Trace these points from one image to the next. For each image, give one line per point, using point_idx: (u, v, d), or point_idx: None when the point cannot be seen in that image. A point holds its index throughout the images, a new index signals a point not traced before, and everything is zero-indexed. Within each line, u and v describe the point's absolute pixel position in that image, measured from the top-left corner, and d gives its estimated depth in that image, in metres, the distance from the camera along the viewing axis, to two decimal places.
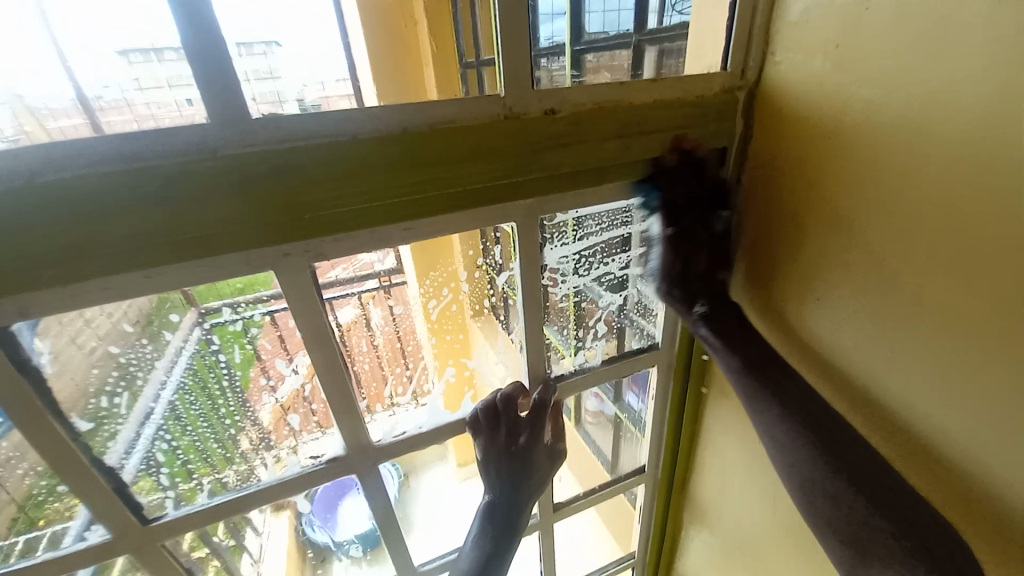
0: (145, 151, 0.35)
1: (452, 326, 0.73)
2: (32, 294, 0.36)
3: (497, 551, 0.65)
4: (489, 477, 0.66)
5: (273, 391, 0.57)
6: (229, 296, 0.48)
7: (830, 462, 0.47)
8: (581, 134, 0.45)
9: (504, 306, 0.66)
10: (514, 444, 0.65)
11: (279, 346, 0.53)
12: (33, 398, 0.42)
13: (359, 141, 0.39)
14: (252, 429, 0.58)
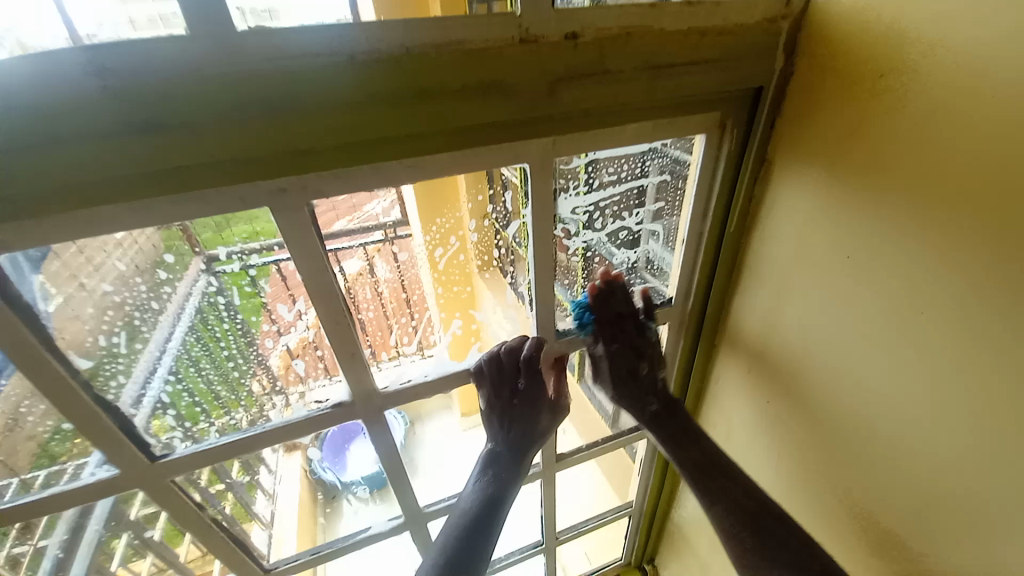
0: (114, 68, 0.31)
1: (459, 278, 0.66)
2: (12, 228, 0.34)
3: (501, 492, 0.64)
4: (490, 426, 0.67)
5: (278, 338, 0.55)
6: (233, 245, 0.46)
7: (753, 530, 0.58)
8: (605, 65, 0.41)
9: (512, 259, 0.65)
10: (516, 393, 0.65)
11: (282, 291, 0.51)
12: (23, 331, 0.40)
13: (357, 63, 0.35)
14: (264, 377, 0.57)
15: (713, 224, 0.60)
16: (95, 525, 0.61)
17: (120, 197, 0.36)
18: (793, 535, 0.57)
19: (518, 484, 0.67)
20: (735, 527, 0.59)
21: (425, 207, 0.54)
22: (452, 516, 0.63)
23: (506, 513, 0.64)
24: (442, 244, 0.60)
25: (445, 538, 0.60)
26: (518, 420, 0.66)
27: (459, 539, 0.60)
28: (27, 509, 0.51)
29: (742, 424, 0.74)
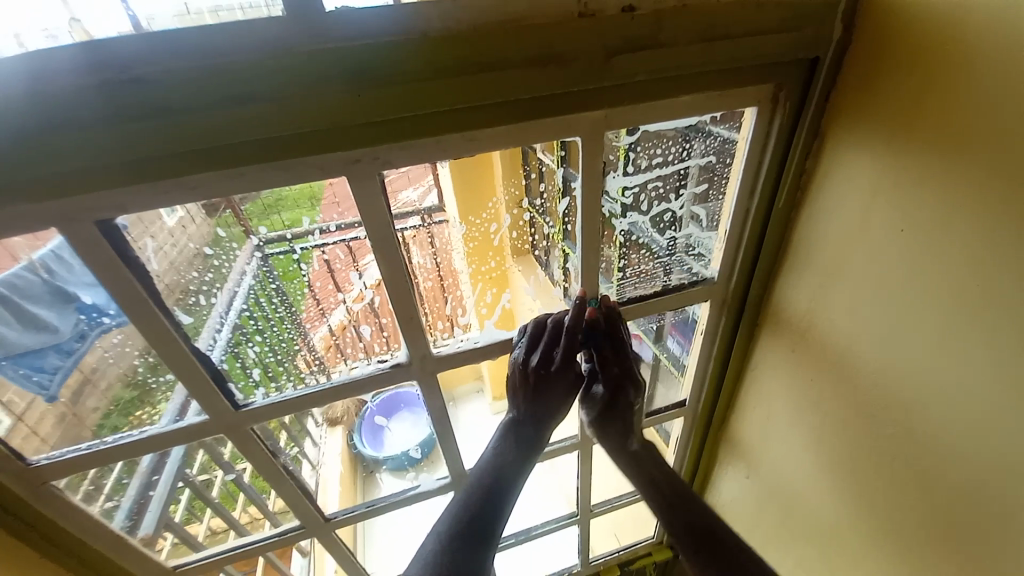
0: (220, 46, 0.35)
1: (494, 262, 0.70)
2: (137, 188, 0.40)
3: (515, 468, 0.63)
4: (516, 393, 0.66)
5: (323, 314, 0.61)
6: (282, 230, 0.52)
7: (693, 538, 0.58)
8: (659, 38, 0.42)
9: (541, 245, 0.72)
10: (548, 365, 0.63)
11: (346, 260, 0.56)
12: (135, 284, 0.46)
13: (429, 39, 0.37)
14: (308, 358, 0.62)
15: (761, 202, 0.60)
16: (164, 489, 0.69)
17: (220, 163, 0.40)
18: (741, 549, 0.56)
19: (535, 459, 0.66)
20: (692, 542, 0.58)
21: (464, 191, 0.60)
22: (470, 483, 0.62)
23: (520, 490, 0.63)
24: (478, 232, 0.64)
25: (446, 513, 0.59)
26: (552, 393, 0.63)
27: (474, 506, 0.58)
28: (123, 448, 0.57)
29: (781, 405, 0.74)
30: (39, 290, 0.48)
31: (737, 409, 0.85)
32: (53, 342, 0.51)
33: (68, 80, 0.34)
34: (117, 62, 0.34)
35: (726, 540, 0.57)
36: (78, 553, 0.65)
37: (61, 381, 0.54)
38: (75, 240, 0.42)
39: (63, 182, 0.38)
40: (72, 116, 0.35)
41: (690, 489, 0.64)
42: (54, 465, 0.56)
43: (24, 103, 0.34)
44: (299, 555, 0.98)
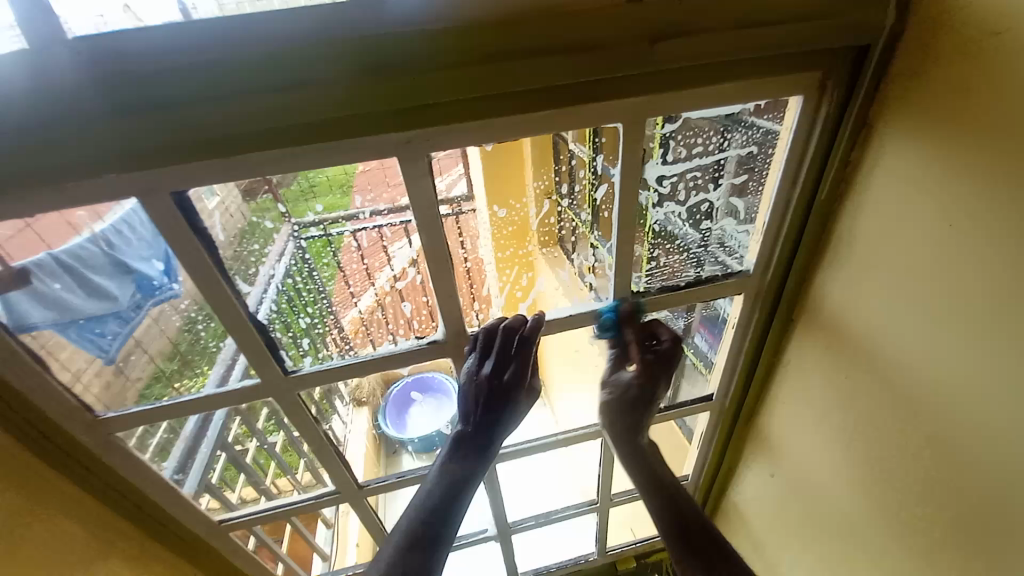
0: (285, 29, 0.37)
1: (516, 254, 0.75)
2: (208, 162, 0.43)
3: (467, 479, 0.63)
4: (466, 405, 0.65)
5: (353, 296, 0.67)
6: (316, 215, 0.57)
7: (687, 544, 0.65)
8: (704, 23, 0.43)
9: (570, 233, 0.76)
10: (500, 375, 0.64)
11: (376, 246, 0.65)
12: (202, 251, 0.49)
13: (480, 25, 0.39)
14: (336, 338, 0.66)
15: (802, 193, 0.59)
16: (207, 453, 0.73)
17: (281, 142, 0.42)
18: (738, 559, 0.63)
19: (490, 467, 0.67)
20: (677, 533, 0.66)
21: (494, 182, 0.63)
22: (416, 496, 0.63)
23: (473, 497, 0.64)
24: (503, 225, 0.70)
25: (406, 522, 0.61)
26: (494, 407, 0.65)
27: (424, 519, 0.60)
28: (173, 408, 0.61)
29: (810, 400, 0.74)
30: (102, 262, 0.52)
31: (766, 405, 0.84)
32: (112, 309, 0.56)
33: (154, 61, 0.36)
34: (196, 45, 0.36)
35: (709, 533, 0.66)
36: (135, 501, 0.70)
37: (120, 345, 0.59)
38: (152, 209, 0.45)
39: (142, 155, 0.41)
40: (155, 94, 0.38)
41: (681, 489, 0.71)
42: (122, 417, 0.60)
43: (119, 82, 0.37)
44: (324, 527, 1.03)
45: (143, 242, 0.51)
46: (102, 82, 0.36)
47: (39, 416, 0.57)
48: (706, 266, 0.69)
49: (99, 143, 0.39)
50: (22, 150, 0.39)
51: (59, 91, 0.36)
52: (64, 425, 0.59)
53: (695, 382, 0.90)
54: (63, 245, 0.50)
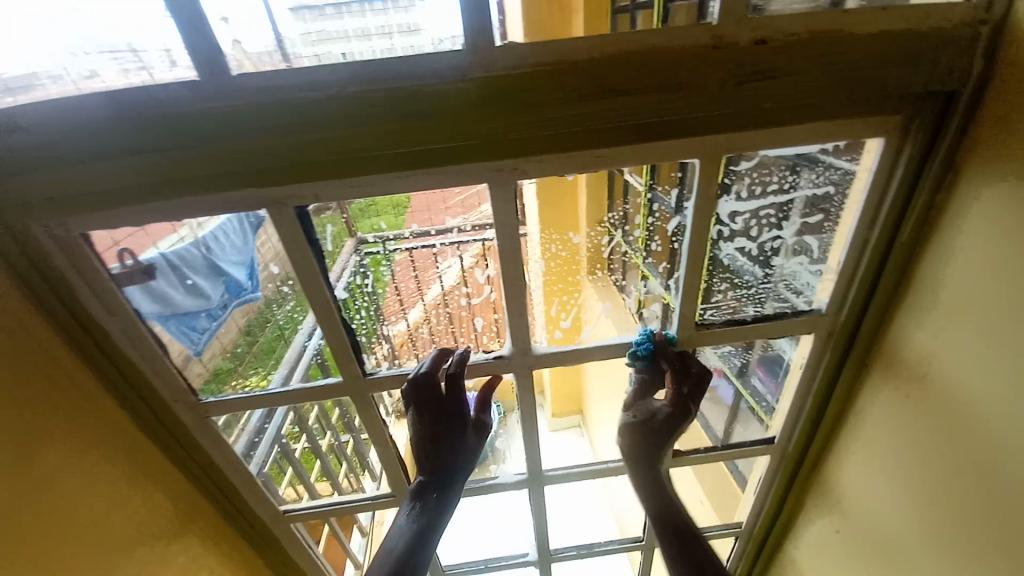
0: (409, 69, 0.43)
1: (567, 282, 0.76)
2: (328, 180, 0.47)
3: (428, 531, 0.60)
4: (416, 455, 0.64)
5: (401, 310, 0.77)
6: (381, 232, 0.65)
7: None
8: (788, 68, 0.45)
9: (620, 265, 0.83)
10: (440, 420, 0.62)
11: (424, 263, 0.77)
12: (312, 259, 0.54)
13: (577, 69, 0.43)
14: (387, 347, 0.73)
15: (881, 234, 0.58)
16: (265, 446, 0.79)
17: (390, 165, 0.47)
18: None
19: (451, 515, 0.63)
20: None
21: (554, 211, 0.65)
22: (382, 554, 0.59)
23: (437, 547, 0.60)
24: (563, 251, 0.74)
25: None
26: (447, 458, 0.63)
27: (396, 573, 0.56)
28: (261, 397, 0.65)
29: (884, 453, 0.69)
30: (200, 263, 0.59)
31: (832, 453, 0.80)
32: (205, 306, 0.63)
33: (300, 92, 0.42)
34: (337, 82, 0.42)
35: None
36: (214, 483, 0.74)
37: (207, 340, 0.65)
38: (276, 219, 0.50)
39: (275, 171, 0.46)
40: (295, 122, 0.43)
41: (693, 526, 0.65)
42: (220, 403, 0.65)
43: (271, 110, 0.43)
44: (358, 534, 1.06)
45: (234, 248, 0.58)
46: (254, 110, 0.42)
47: (151, 392, 0.62)
48: (770, 303, 0.69)
49: (240, 160, 0.45)
50: (183, 164, 0.45)
51: (225, 116, 0.42)
52: (170, 402, 0.64)
53: (749, 425, 0.90)
54: (162, 244, 0.55)
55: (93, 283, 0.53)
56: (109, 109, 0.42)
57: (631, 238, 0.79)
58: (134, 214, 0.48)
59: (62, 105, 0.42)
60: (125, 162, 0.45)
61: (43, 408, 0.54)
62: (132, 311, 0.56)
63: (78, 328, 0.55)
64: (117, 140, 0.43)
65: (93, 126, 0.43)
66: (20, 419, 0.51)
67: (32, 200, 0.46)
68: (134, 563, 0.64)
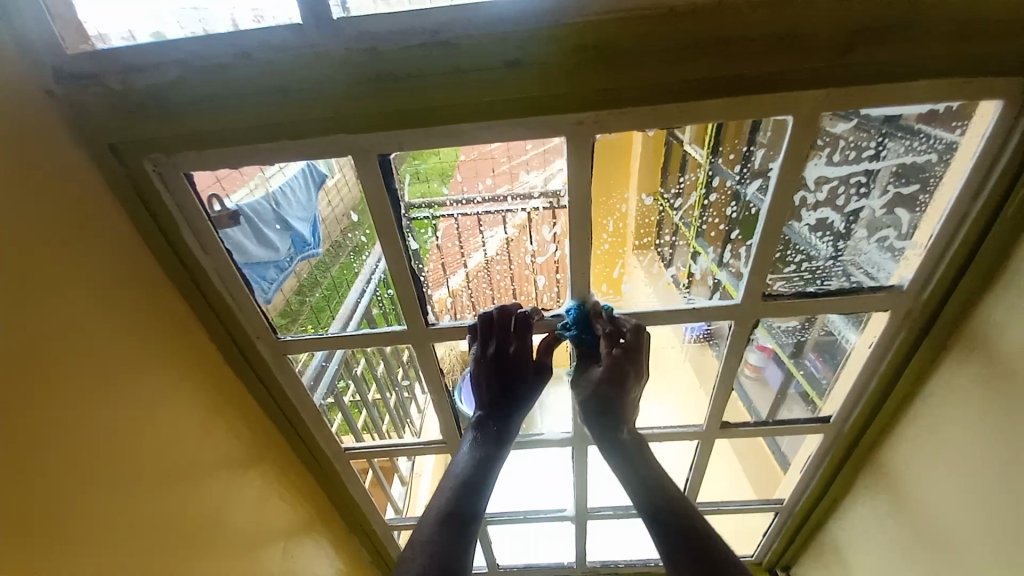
0: (503, 15, 0.42)
1: (616, 250, 0.69)
2: (412, 130, 0.49)
3: (489, 460, 0.65)
4: (478, 390, 0.68)
5: (447, 275, 0.73)
6: (429, 194, 0.63)
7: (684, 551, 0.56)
8: (911, 15, 0.42)
9: (668, 236, 0.74)
10: (505, 354, 0.67)
11: (472, 228, 0.76)
12: (390, 209, 0.56)
13: (675, 16, 0.42)
14: (434, 303, 0.70)
15: (984, 207, 0.54)
16: (323, 388, 0.82)
17: (474, 116, 0.47)
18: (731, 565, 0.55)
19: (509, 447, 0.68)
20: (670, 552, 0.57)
21: (613, 174, 0.61)
22: (449, 481, 0.64)
23: (496, 475, 0.65)
24: (616, 216, 0.66)
25: (438, 502, 0.61)
26: (508, 394, 0.68)
27: (455, 501, 0.60)
28: (331, 340, 0.69)
29: (951, 439, 0.67)
30: (268, 215, 0.61)
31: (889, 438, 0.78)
32: (274, 258, 0.64)
33: (399, 38, 0.44)
34: (432, 28, 0.43)
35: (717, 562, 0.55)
36: (286, 415, 0.80)
37: (276, 290, 0.67)
38: (361, 168, 0.52)
39: (365, 118, 0.48)
40: (390, 68, 0.45)
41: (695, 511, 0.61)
42: (297, 341, 0.70)
43: (371, 55, 0.44)
44: (398, 481, 1.13)
45: (299, 203, 0.61)
46: (354, 56, 0.44)
47: (236, 328, 0.68)
48: (839, 280, 0.65)
49: (335, 105, 0.47)
50: (284, 108, 0.48)
51: (330, 60, 0.45)
52: (249, 338, 0.69)
53: (791, 408, 0.86)
54: (235, 196, 0.59)
55: (194, 222, 0.58)
56: (224, 54, 0.45)
57: (686, 210, 0.70)
58: (235, 156, 0.52)
59: (184, 46, 0.45)
60: (233, 104, 0.48)
61: (155, 331, 0.59)
62: (227, 252, 0.61)
63: (176, 262, 0.60)
64: (226, 83, 0.46)
65: (210, 69, 0.46)
66: (139, 339, 0.57)
67: (152, 139, 0.50)
68: (223, 482, 0.70)
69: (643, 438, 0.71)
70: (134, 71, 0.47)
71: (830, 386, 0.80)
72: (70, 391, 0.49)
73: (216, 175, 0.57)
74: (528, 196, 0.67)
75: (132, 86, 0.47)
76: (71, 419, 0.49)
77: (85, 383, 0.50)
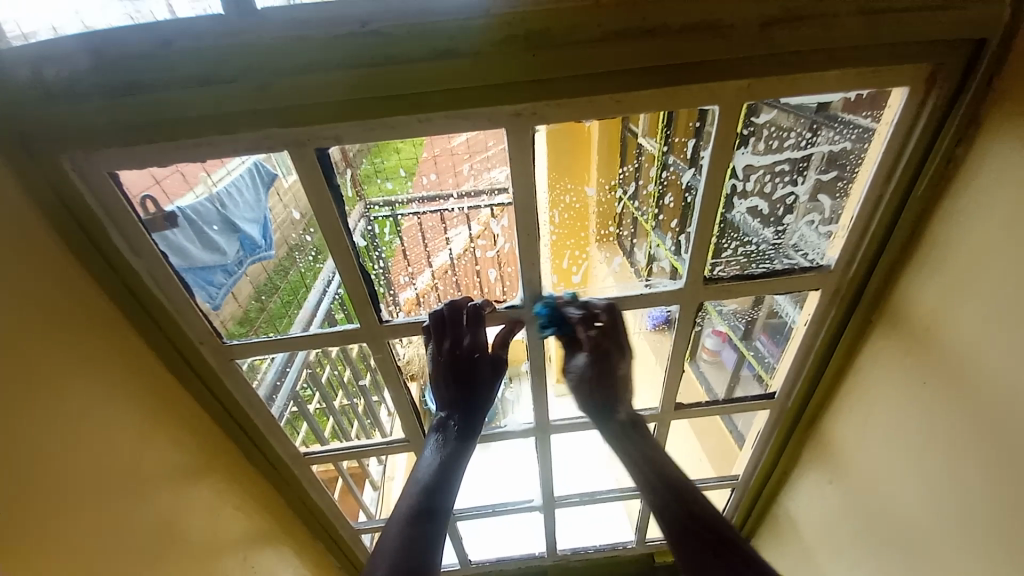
0: (435, 6, 0.42)
1: (575, 244, 0.70)
2: (351, 123, 0.48)
3: (454, 459, 0.65)
4: (438, 388, 0.68)
5: (410, 276, 0.74)
6: (383, 194, 0.64)
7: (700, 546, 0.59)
8: (820, 8, 0.45)
9: (627, 223, 0.74)
10: (460, 350, 0.66)
11: (438, 228, 0.76)
12: (334, 205, 0.55)
13: (601, 8, 0.43)
14: (391, 302, 0.70)
15: (897, 189, 0.58)
16: (281, 399, 0.81)
17: (415, 109, 0.48)
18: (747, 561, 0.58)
19: (474, 444, 0.68)
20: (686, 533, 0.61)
21: (567, 167, 0.62)
22: (413, 482, 0.63)
23: (462, 474, 0.64)
24: (574, 207, 0.67)
25: (402, 505, 0.61)
26: (467, 390, 0.68)
27: (419, 501, 0.60)
28: (282, 342, 0.67)
29: (880, 405, 0.72)
30: (214, 218, 0.59)
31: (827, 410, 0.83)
32: (222, 262, 0.62)
33: (329, 30, 0.43)
34: (362, 19, 0.43)
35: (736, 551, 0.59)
36: (241, 421, 0.78)
37: (225, 294, 0.65)
38: (299, 164, 0.51)
39: (300, 112, 0.47)
40: (322, 60, 0.44)
41: (705, 502, 0.64)
42: (245, 346, 0.68)
43: (301, 46, 0.43)
44: (372, 489, 1.12)
45: (247, 204, 0.60)
46: (282, 46, 0.43)
47: (178, 333, 0.65)
48: (777, 263, 0.68)
49: (267, 98, 0.46)
50: (213, 102, 0.46)
51: (257, 52, 0.44)
52: (197, 344, 0.66)
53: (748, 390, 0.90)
54: (179, 201, 0.57)
55: (117, 219, 0.54)
56: (141, 44, 0.43)
57: (640, 200, 0.71)
58: (163, 151, 0.49)
59: (100, 38, 0.43)
60: (156, 99, 0.46)
61: (88, 341, 0.56)
62: (161, 256, 0.58)
63: (112, 267, 0.58)
64: (147, 77, 0.44)
65: (130, 61, 0.44)
66: (72, 350, 0.54)
67: (70, 133, 0.48)
68: (170, 495, 0.66)
69: (643, 429, 0.72)
70: (45, 64, 0.44)
71: (775, 363, 0.84)
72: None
73: (155, 176, 0.54)
74: (493, 192, 0.63)
75: (41, 76, 0.44)
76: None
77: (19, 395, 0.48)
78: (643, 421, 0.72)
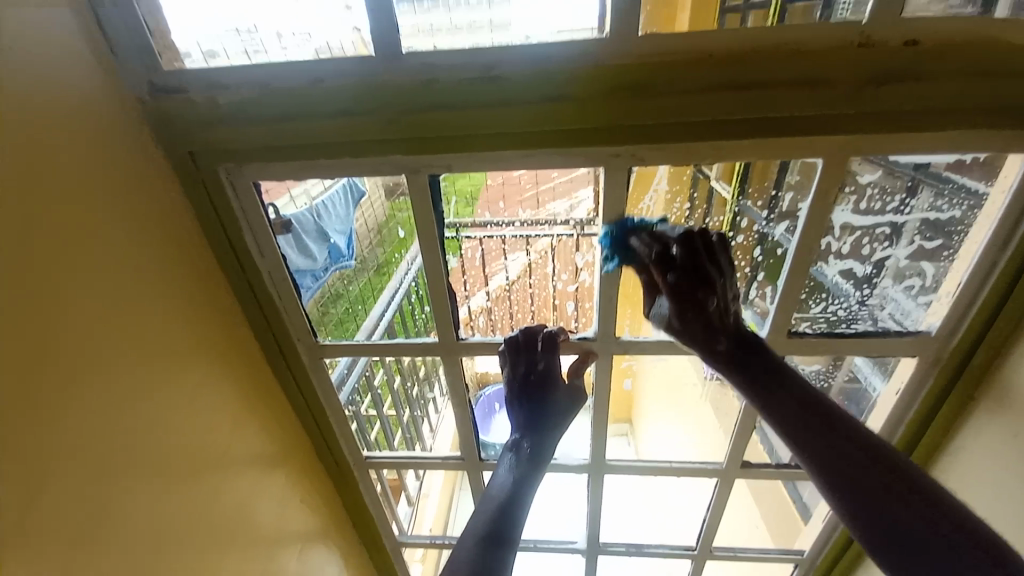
0: (553, 57, 0.47)
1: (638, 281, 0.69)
2: (462, 154, 0.53)
3: (524, 482, 0.63)
4: (514, 410, 0.69)
5: (469, 297, 0.77)
6: (466, 217, 0.67)
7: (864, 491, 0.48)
8: (938, 71, 0.45)
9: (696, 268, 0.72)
10: (535, 373, 0.68)
11: (496, 251, 0.80)
12: (433, 225, 0.60)
13: (711, 63, 0.46)
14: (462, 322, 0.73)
15: (1015, 256, 0.54)
16: (348, 390, 0.86)
17: (521, 145, 0.52)
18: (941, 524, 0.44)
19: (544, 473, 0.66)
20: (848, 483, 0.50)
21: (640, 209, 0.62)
22: (484, 504, 0.61)
23: (533, 500, 0.62)
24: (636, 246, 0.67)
25: (473, 524, 0.59)
26: (539, 414, 0.68)
27: (489, 523, 0.58)
28: (366, 347, 0.72)
29: (988, 493, 0.64)
30: (311, 228, 0.66)
31: None
32: (312, 267, 0.70)
33: (456, 73, 0.49)
34: (487, 65, 0.48)
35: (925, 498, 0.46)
36: (315, 417, 0.83)
37: (309, 298, 0.71)
38: (410, 185, 0.57)
39: (419, 141, 0.53)
40: (444, 98, 0.50)
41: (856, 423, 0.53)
42: (332, 346, 0.73)
43: (429, 86, 0.49)
44: (407, 504, 1.15)
45: (338, 217, 0.67)
46: (415, 86, 0.49)
47: (279, 328, 0.71)
48: (866, 324, 0.65)
49: (393, 128, 0.52)
50: (347, 128, 0.53)
51: (394, 89, 0.50)
52: (293, 340, 0.72)
53: None
54: (280, 205, 0.64)
55: (253, 226, 0.63)
56: (299, 78, 0.51)
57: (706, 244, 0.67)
58: (297, 167, 0.57)
59: (266, 73, 0.51)
60: (302, 123, 0.53)
61: (207, 324, 0.64)
62: (280, 258, 0.66)
63: (236, 262, 0.65)
64: (299, 105, 0.52)
65: (287, 91, 0.51)
66: (197, 330, 0.62)
67: (228, 149, 0.56)
68: (248, 478, 0.71)
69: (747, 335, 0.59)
70: (223, 91, 0.52)
71: None
72: (132, 372, 0.53)
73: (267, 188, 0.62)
74: (552, 223, 0.70)
75: (217, 101, 0.53)
76: (131, 397, 0.52)
77: (148, 364, 0.55)
78: (722, 276, 0.56)
